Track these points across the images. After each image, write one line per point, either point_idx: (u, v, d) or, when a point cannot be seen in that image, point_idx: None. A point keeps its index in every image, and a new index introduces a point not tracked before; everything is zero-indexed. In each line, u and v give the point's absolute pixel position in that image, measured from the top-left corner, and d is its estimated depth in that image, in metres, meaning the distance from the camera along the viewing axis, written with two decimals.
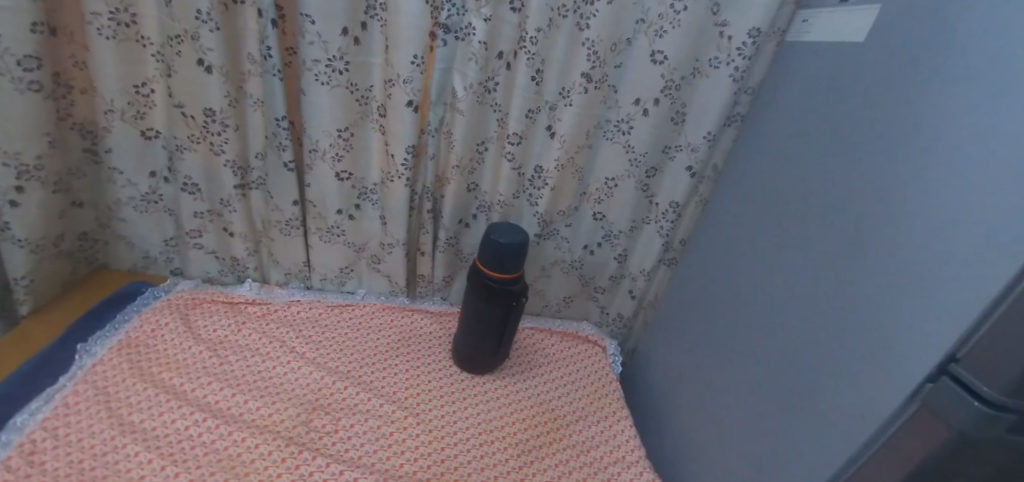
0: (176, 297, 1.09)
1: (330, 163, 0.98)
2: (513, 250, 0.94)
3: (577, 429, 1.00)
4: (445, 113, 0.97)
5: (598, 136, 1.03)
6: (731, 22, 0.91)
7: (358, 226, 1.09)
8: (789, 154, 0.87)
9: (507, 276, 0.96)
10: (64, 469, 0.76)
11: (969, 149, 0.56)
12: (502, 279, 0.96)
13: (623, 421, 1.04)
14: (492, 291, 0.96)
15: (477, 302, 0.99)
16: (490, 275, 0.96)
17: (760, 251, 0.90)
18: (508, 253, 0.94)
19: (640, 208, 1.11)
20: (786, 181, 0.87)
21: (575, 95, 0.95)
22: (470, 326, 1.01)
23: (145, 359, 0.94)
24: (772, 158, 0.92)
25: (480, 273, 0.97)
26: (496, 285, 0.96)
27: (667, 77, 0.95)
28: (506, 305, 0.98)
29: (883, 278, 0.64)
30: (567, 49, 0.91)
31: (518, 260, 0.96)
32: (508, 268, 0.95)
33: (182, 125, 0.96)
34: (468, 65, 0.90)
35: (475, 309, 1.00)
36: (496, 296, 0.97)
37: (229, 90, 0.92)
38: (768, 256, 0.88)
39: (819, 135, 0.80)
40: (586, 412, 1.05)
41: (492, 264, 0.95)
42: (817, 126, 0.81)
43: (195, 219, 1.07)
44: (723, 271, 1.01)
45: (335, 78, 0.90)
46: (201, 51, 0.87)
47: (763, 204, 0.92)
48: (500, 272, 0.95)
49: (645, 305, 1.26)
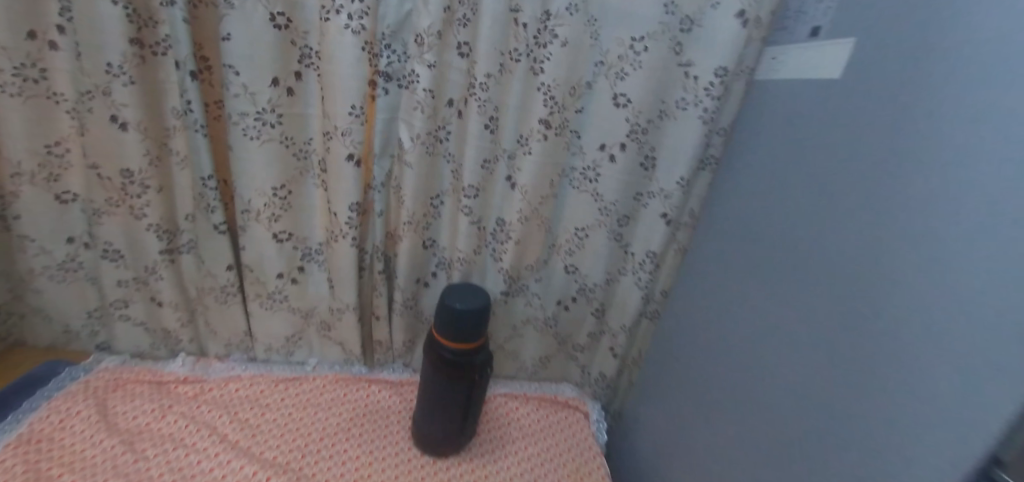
0: (95, 379, 0.96)
1: (265, 223, 0.88)
2: (472, 318, 0.83)
3: None
4: (393, 166, 0.88)
5: (563, 185, 0.95)
6: (696, 61, 0.84)
7: (303, 291, 0.98)
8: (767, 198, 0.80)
9: (467, 348, 0.85)
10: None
11: (965, 214, 0.50)
12: (461, 352, 0.84)
13: None
14: (451, 365, 0.85)
15: (435, 377, 0.87)
16: (448, 347, 0.84)
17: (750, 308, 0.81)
18: (467, 322, 0.83)
19: (615, 260, 1.02)
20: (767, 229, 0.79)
21: (533, 142, 0.87)
22: (428, 403, 0.90)
23: (44, 459, 0.81)
24: (750, 204, 0.84)
25: (438, 344, 0.86)
26: (455, 358, 0.85)
27: (631, 121, 0.87)
28: (468, 379, 0.87)
29: (887, 353, 0.57)
30: (522, 95, 0.84)
31: (479, 328, 0.85)
32: (468, 338, 0.84)
33: (99, 188, 0.86)
34: (414, 114, 0.83)
35: (433, 385, 0.88)
36: (456, 370, 0.86)
37: (149, 148, 0.83)
38: (759, 314, 0.79)
39: (798, 180, 0.74)
40: None
41: (449, 334, 0.84)
42: (792, 169, 0.75)
43: (119, 288, 0.96)
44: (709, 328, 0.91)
45: (266, 132, 0.81)
46: (115, 107, 0.78)
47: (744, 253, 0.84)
48: (459, 344, 0.84)
49: (628, 363, 1.15)
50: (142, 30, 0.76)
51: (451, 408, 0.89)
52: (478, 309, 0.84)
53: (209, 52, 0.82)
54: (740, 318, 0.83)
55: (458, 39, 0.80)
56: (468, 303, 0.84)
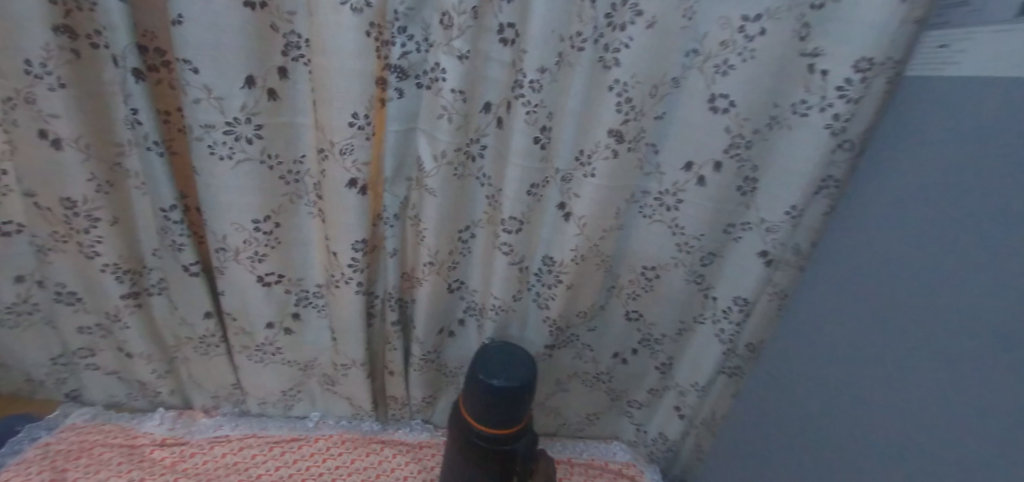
0: (58, 443, 0.81)
1: (248, 265, 0.70)
2: (513, 397, 0.63)
3: None
4: (411, 193, 0.68)
5: (631, 213, 0.75)
6: (828, 49, 0.58)
7: (299, 341, 0.80)
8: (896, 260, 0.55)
9: (508, 433, 0.65)
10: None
11: None
12: (500, 437, 0.65)
13: None
14: (489, 453, 0.66)
15: (467, 466, 0.68)
16: (484, 433, 0.65)
17: (865, 412, 0.58)
18: (506, 402, 0.63)
19: (689, 305, 0.81)
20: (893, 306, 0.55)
21: (598, 161, 0.63)
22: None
23: None
24: (870, 253, 0.58)
25: (469, 429, 0.66)
26: (493, 445, 0.66)
27: (733, 131, 0.65)
28: (507, 466, 0.68)
29: None
30: (583, 97, 0.62)
31: (521, 408, 0.65)
32: (508, 421, 0.65)
33: (37, 219, 0.67)
34: (439, 124, 0.61)
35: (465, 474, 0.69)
36: (495, 459, 0.67)
37: (95, 171, 0.64)
38: (914, 416, 0.52)
39: (976, 234, 0.46)
40: None
41: (484, 417, 0.64)
42: (972, 202, 0.46)
43: (82, 335, 0.80)
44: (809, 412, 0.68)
45: (240, 149, 0.61)
46: (42, 119, 0.59)
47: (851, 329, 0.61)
48: (497, 428, 0.65)
49: (697, 425, 0.92)
50: (74, 15, 0.56)
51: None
52: (518, 385, 0.64)
53: (163, 43, 0.62)
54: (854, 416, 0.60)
55: (500, 19, 0.57)
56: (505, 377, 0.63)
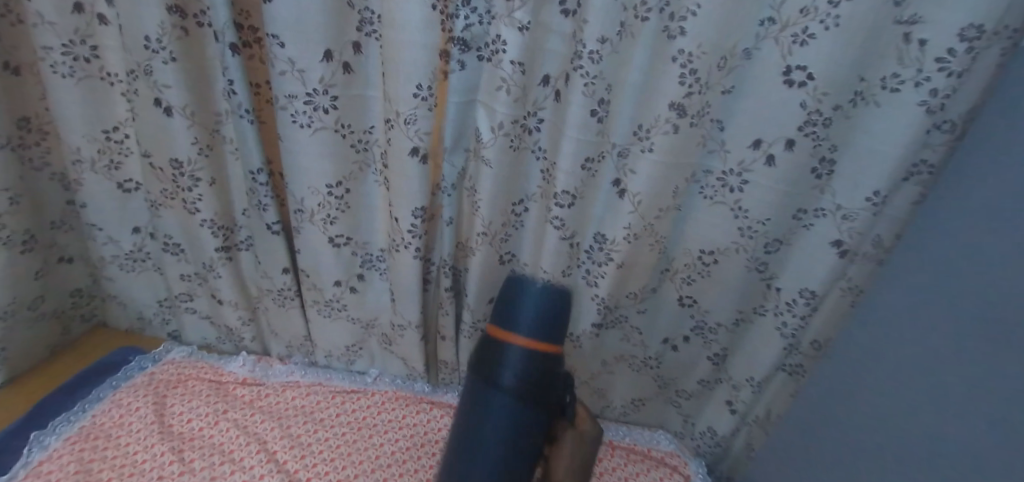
0: (161, 373, 0.93)
1: (320, 226, 0.76)
2: (555, 316, 0.67)
3: None
4: (468, 163, 0.71)
5: (691, 194, 0.72)
6: (927, 15, 0.53)
7: (362, 300, 0.86)
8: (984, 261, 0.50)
9: (546, 355, 0.65)
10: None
11: None
12: (538, 359, 0.65)
13: None
14: (521, 381, 0.64)
15: (495, 400, 0.64)
16: (521, 353, 0.64)
17: (938, 425, 0.54)
18: (548, 317, 0.66)
19: (750, 294, 0.77)
20: (974, 311, 0.51)
21: (658, 136, 0.62)
22: (473, 430, 0.65)
23: (97, 460, 0.78)
24: (963, 253, 0.52)
25: (504, 350, 0.65)
26: (528, 372, 0.64)
27: (811, 107, 0.60)
28: (539, 401, 0.65)
29: None
30: (646, 68, 0.61)
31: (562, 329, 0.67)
32: (548, 340, 0.66)
33: (152, 177, 0.78)
34: (498, 95, 0.63)
35: (490, 404, 0.64)
36: (529, 390, 0.64)
37: (197, 136, 0.72)
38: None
39: None
40: None
41: (525, 331, 0.65)
42: None
43: (182, 282, 0.91)
44: (872, 424, 0.63)
45: (318, 119, 0.67)
46: (157, 88, 0.67)
47: (922, 336, 0.57)
48: (536, 347, 0.65)
49: (750, 422, 0.88)
50: None
51: (512, 446, 0.65)
52: (563, 303, 0.68)
53: (256, 21, 0.69)
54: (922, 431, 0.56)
55: None
56: (546, 293, 0.67)
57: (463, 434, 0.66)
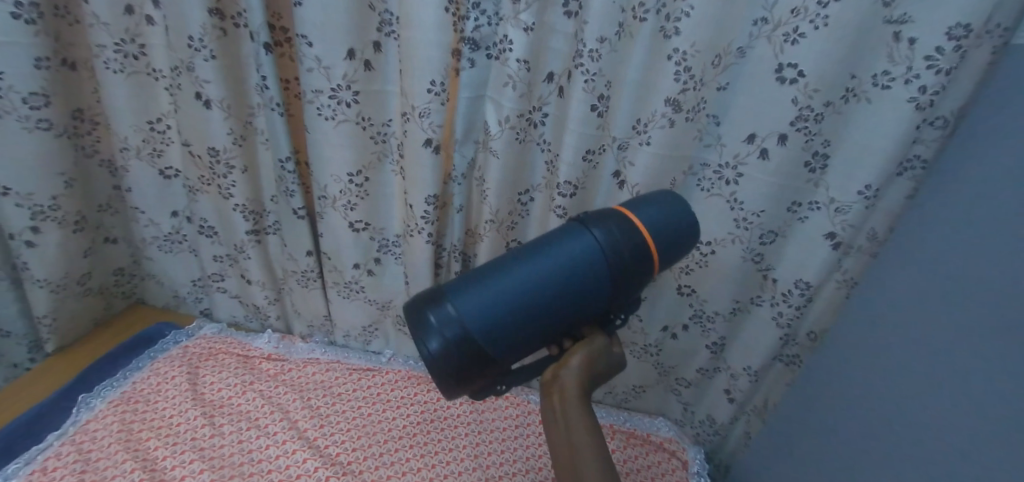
0: (194, 345, 1.01)
1: (342, 212, 0.82)
2: (671, 231, 0.53)
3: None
4: (477, 155, 0.76)
5: (689, 185, 0.73)
6: (916, 15, 0.54)
7: (379, 282, 0.92)
8: (954, 263, 0.53)
9: (645, 255, 0.51)
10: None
11: None
12: (631, 247, 0.51)
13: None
14: (611, 253, 0.50)
15: (583, 245, 0.51)
16: (630, 229, 0.51)
17: (905, 423, 0.56)
18: (666, 230, 0.52)
19: (748, 285, 0.78)
20: (944, 313, 0.54)
21: (655, 130, 0.66)
22: (525, 256, 0.52)
23: (137, 421, 0.86)
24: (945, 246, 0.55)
25: (615, 216, 0.53)
26: (620, 251, 0.51)
27: (801, 104, 0.61)
28: (595, 294, 0.51)
29: None
30: (642, 66, 0.64)
31: (672, 254, 0.54)
32: (658, 244, 0.52)
33: (192, 165, 0.85)
34: (505, 91, 0.67)
35: (567, 241, 0.52)
36: (608, 263, 0.50)
37: (233, 127, 0.79)
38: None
39: None
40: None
41: (647, 216, 0.53)
42: None
43: (215, 262, 0.98)
44: (848, 423, 0.66)
45: (341, 112, 0.73)
46: (198, 83, 0.74)
47: (897, 338, 0.59)
48: (639, 235, 0.51)
49: (748, 412, 0.90)
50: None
51: (547, 295, 0.50)
52: (684, 224, 0.54)
53: (287, 22, 0.75)
54: (891, 429, 0.58)
55: None
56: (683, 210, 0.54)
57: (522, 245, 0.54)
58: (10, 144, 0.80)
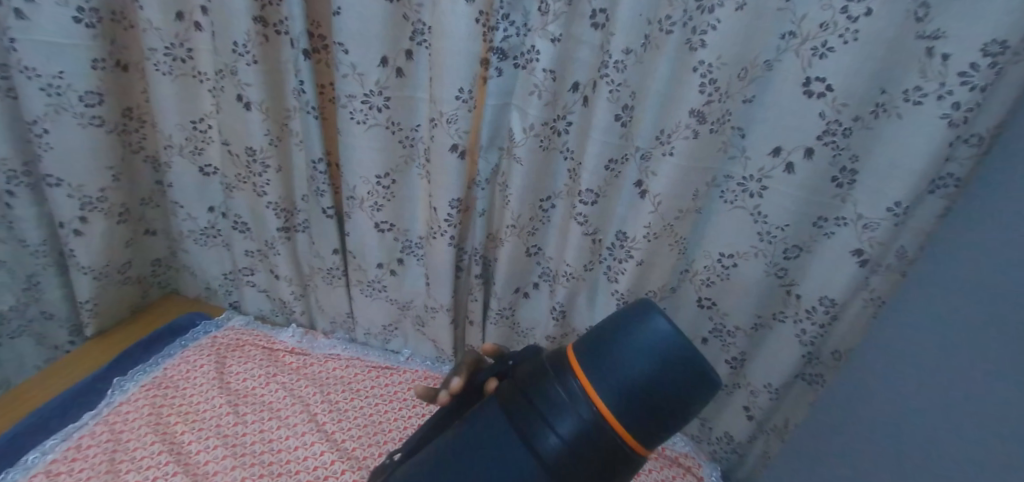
0: (223, 335, 1.05)
1: (368, 212, 0.85)
2: (654, 394, 0.41)
3: None
4: (501, 161, 0.77)
5: (712, 196, 0.72)
6: (950, 30, 0.52)
7: (401, 283, 0.94)
8: (994, 285, 0.51)
9: (614, 443, 0.41)
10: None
11: None
12: (592, 441, 0.41)
13: None
14: (565, 455, 0.42)
15: (523, 450, 0.44)
16: (581, 417, 0.42)
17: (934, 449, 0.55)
18: (635, 397, 0.41)
19: (770, 300, 0.76)
20: (982, 339, 0.51)
21: (678, 140, 0.65)
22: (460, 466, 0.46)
23: (166, 406, 0.90)
24: (975, 266, 0.53)
25: (559, 394, 0.44)
26: (574, 450, 0.42)
27: (829, 117, 0.60)
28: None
29: None
30: (668, 78, 0.65)
31: (660, 422, 0.42)
32: (628, 423, 0.41)
33: (230, 163, 0.89)
34: (530, 99, 0.69)
35: (510, 443, 0.45)
36: (561, 464, 0.42)
37: (270, 128, 0.82)
38: None
39: None
40: None
41: (607, 389, 0.42)
42: None
43: (246, 257, 1.02)
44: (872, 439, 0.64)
45: (372, 116, 0.75)
46: (240, 86, 0.78)
47: (926, 360, 0.57)
48: (600, 421, 0.41)
49: (767, 430, 0.88)
50: (267, 9, 0.74)
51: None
52: (679, 377, 0.42)
53: (325, 30, 0.78)
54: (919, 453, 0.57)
55: (592, 6, 0.63)
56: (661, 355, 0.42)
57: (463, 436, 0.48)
58: (65, 139, 0.86)
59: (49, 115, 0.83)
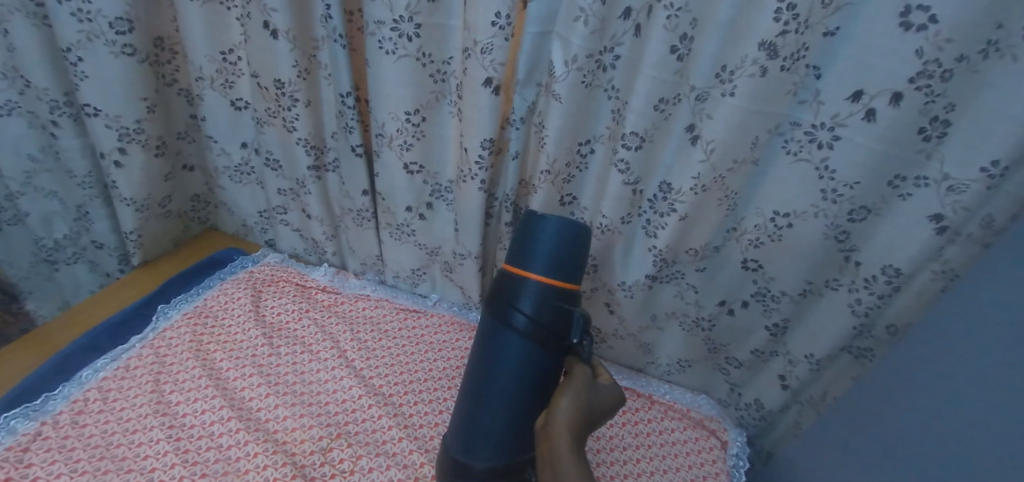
0: (259, 270, 1.07)
1: (398, 152, 0.81)
2: (569, 252, 0.61)
3: (627, 441, 0.83)
4: (539, 98, 0.71)
5: (773, 147, 0.65)
6: None
7: (430, 227, 0.92)
8: None
9: (559, 295, 0.60)
10: (59, 463, 0.71)
11: None
12: (552, 299, 0.60)
13: (712, 451, 0.83)
14: (538, 322, 0.59)
15: (515, 339, 0.60)
16: (540, 292, 0.60)
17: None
18: (560, 258, 0.60)
19: (825, 266, 0.69)
20: None
21: (741, 78, 0.58)
22: (485, 377, 0.62)
23: (206, 334, 0.93)
24: None
25: (519, 290, 0.60)
26: (543, 313, 0.60)
27: (927, 55, 0.51)
28: (560, 347, 0.62)
29: None
30: (737, 3, 0.55)
31: (575, 263, 0.62)
32: (562, 278, 0.61)
33: (260, 96, 0.86)
34: (575, 27, 0.62)
35: (503, 344, 0.61)
36: (538, 331, 0.60)
37: (298, 60, 0.79)
38: None
39: None
40: (642, 431, 0.85)
41: (543, 267, 0.60)
42: None
43: (279, 195, 1.02)
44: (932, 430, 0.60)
45: (402, 46, 0.70)
46: (267, 12, 0.74)
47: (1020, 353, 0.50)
48: (550, 286, 0.60)
49: (801, 401, 0.82)
50: None
51: (518, 399, 0.61)
52: (580, 235, 0.61)
53: None
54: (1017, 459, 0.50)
55: None
56: (565, 226, 0.60)
57: (477, 368, 0.63)
58: (98, 67, 0.85)
59: (82, 42, 0.82)
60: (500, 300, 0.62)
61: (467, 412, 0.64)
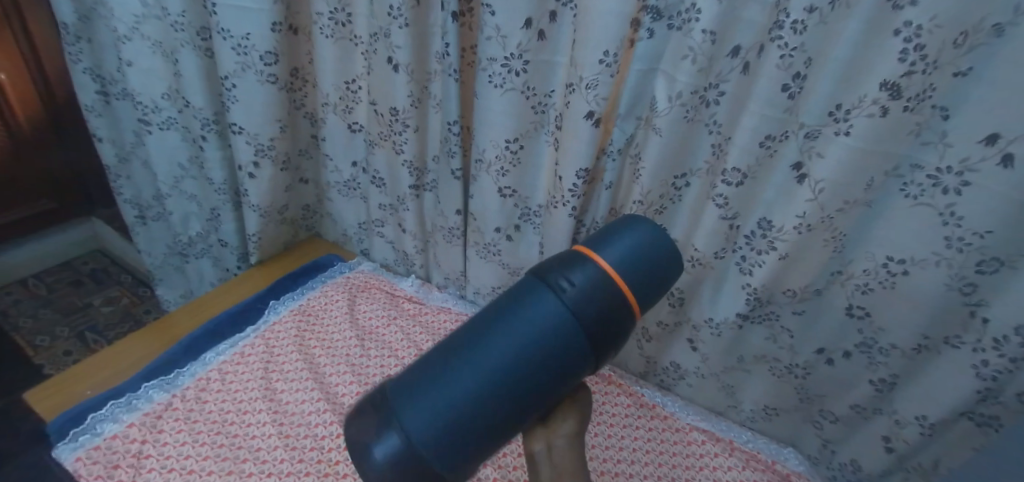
0: (355, 277, 1.16)
1: (494, 176, 0.86)
2: (645, 266, 0.50)
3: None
4: (637, 131, 0.73)
5: (888, 189, 0.61)
6: None
7: (516, 248, 0.96)
8: None
9: (617, 301, 0.48)
10: (184, 433, 0.81)
11: None
12: (605, 296, 0.48)
13: None
14: (580, 304, 0.47)
15: (541, 306, 0.48)
16: (596, 279, 0.48)
17: None
18: (633, 264, 0.50)
19: (944, 321, 0.63)
20: None
21: (859, 118, 0.56)
22: (472, 344, 0.48)
23: (308, 331, 1.02)
24: None
25: (573, 267, 0.50)
26: (591, 305, 0.47)
27: None
28: (563, 369, 0.47)
29: None
30: (857, 44, 0.54)
31: (648, 290, 0.51)
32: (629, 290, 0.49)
33: (375, 121, 0.96)
34: (682, 65, 0.64)
35: (523, 308, 0.48)
36: (575, 316, 0.47)
37: (412, 90, 0.87)
38: None
39: None
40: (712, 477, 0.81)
41: (615, 260, 0.50)
42: None
43: (380, 210, 1.11)
44: None
45: (510, 80, 0.75)
46: (392, 48, 0.83)
47: None
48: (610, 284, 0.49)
49: (908, 469, 0.74)
50: None
51: (496, 389, 0.46)
52: (665, 260, 0.52)
53: None
54: None
55: None
56: (652, 237, 0.52)
57: (468, 324, 0.50)
58: (249, 93, 0.99)
59: (237, 71, 0.96)
60: (550, 266, 0.51)
61: (414, 378, 0.47)
